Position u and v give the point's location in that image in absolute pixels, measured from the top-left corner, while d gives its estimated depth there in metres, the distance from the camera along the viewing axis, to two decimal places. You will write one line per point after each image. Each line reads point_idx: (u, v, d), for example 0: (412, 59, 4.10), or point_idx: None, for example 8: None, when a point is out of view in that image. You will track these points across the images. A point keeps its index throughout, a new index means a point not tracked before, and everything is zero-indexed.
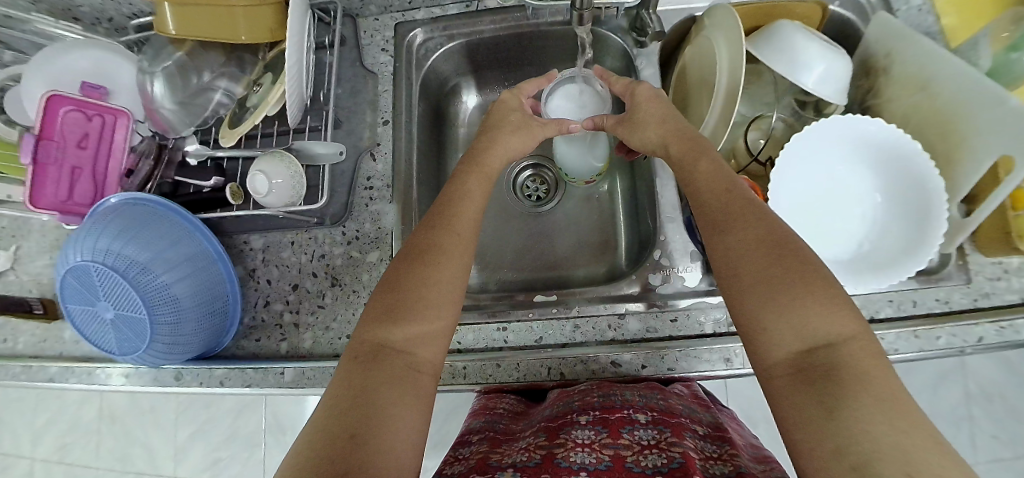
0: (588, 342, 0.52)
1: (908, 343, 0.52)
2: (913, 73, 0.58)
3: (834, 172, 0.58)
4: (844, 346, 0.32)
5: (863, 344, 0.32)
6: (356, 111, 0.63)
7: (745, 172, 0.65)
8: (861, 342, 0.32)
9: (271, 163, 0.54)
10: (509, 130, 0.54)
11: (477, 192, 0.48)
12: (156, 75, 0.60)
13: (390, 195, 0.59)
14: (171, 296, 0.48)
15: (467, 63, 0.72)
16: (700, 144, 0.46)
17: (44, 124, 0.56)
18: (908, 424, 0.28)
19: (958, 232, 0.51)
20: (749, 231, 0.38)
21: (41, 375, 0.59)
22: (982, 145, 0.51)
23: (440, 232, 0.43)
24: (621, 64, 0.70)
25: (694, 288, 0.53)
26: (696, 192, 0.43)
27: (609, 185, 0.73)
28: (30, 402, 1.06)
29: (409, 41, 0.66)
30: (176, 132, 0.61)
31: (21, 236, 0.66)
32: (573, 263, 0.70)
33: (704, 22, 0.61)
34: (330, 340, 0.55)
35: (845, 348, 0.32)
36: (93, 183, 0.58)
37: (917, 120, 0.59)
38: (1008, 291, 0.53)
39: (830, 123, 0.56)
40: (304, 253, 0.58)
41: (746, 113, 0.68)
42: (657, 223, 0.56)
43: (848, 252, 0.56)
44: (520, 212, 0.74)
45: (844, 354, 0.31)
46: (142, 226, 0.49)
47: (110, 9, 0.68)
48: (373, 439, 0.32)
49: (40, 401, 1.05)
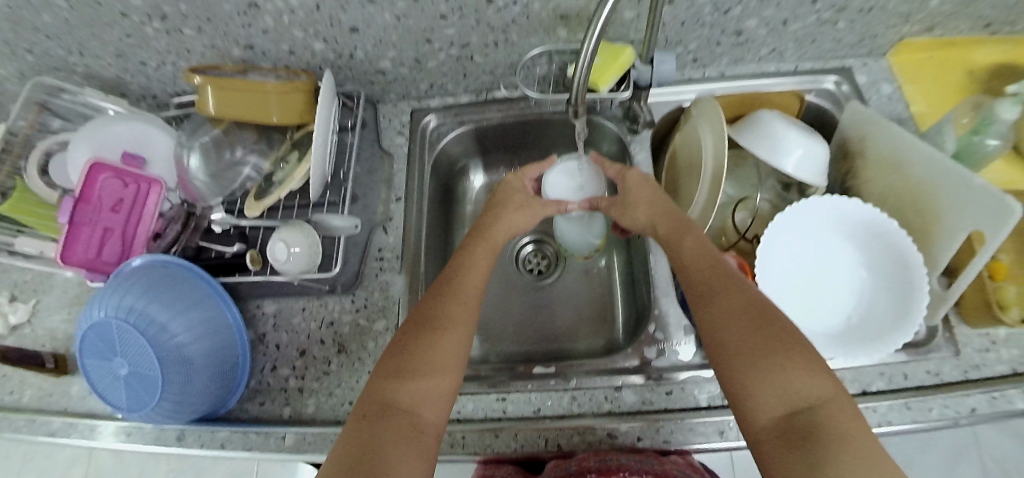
0: (585, 415, 0.52)
1: (901, 415, 0.52)
2: (888, 154, 0.62)
3: (820, 248, 0.61)
4: (824, 408, 0.33)
5: (842, 406, 0.33)
6: (372, 188, 0.69)
7: (735, 247, 0.68)
8: (839, 405, 0.34)
9: (291, 232, 0.58)
10: (512, 207, 0.58)
11: (483, 262, 0.51)
12: (193, 149, 0.67)
13: (399, 266, 0.63)
14: (185, 355, 0.50)
15: (475, 146, 0.79)
16: (684, 224, 0.50)
17: (83, 188, 0.60)
18: None
19: (941, 303, 0.53)
20: (730, 302, 0.41)
21: (43, 429, 0.59)
22: (954, 221, 0.53)
23: (446, 299, 0.46)
24: (616, 148, 0.77)
25: (689, 362, 0.54)
26: (683, 267, 0.46)
27: (606, 259, 0.77)
28: None
29: (423, 126, 0.74)
30: (204, 201, 0.66)
31: (43, 290, 0.69)
32: (574, 335, 0.71)
33: (690, 112, 0.68)
34: (333, 406, 0.55)
35: (826, 410, 0.34)
36: (121, 243, 0.62)
37: (894, 198, 0.62)
38: (998, 362, 0.54)
39: (811, 203, 0.60)
40: (314, 319, 0.61)
41: (733, 194, 0.73)
42: (653, 297, 0.59)
43: (838, 326, 0.57)
44: (522, 285, 0.77)
45: (824, 416, 0.33)
46: (166, 287, 0.52)
47: (156, 87, 0.77)
48: None
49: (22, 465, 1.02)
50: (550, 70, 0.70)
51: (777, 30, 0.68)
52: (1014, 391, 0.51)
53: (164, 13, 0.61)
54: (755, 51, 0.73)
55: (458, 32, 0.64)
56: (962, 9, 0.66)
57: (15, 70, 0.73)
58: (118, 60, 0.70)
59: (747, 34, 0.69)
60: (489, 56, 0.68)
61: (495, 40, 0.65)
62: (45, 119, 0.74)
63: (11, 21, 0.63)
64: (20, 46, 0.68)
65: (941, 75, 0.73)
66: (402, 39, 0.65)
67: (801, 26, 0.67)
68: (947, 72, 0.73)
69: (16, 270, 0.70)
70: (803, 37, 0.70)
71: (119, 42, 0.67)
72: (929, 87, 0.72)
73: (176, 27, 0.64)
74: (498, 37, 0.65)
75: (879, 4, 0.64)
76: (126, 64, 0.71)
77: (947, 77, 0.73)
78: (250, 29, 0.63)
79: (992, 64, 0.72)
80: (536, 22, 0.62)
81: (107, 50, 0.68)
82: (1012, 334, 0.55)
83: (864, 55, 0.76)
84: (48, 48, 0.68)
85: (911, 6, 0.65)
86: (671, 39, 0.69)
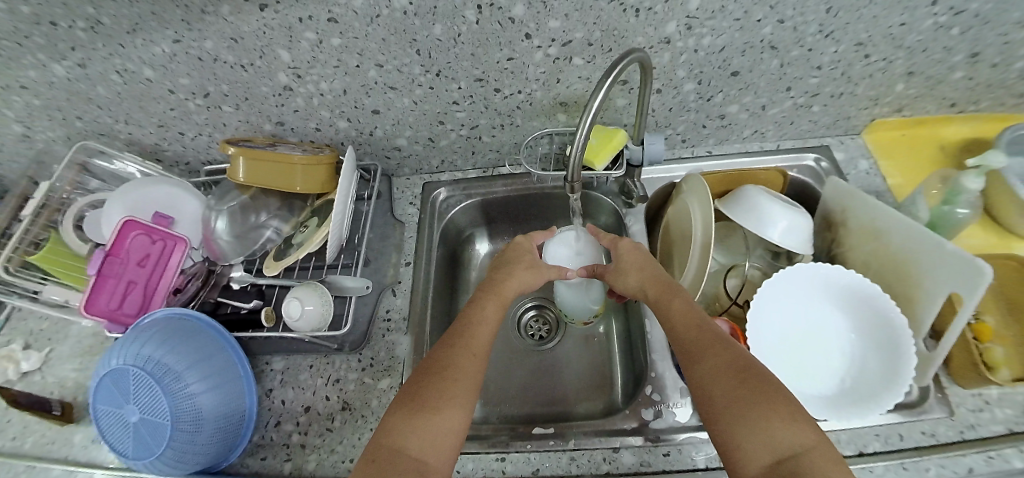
0: (583, 475, 0.52)
1: (898, 475, 0.52)
2: (867, 225, 0.67)
3: (809, 311, 0.64)
4: (808, 457, 0.36)
5: (824, 455, 0.36)
6: (383, 252, 0.74)
7: (728, 313, 0.72)
8: (822, 455, 0.36)
9: (306, 291, 0.62)
10: (521, 267, 0.62)
11: (493, 316, 0.55)
12: (221, 213, 0.72)
13: (405, 327, 0.66)
14: (196, 404, 0.52)
15: (480, 217, 0.85)
16: (672, 287, 0.54)
17: (114, 243, 0.64)
18: None
19: (929, 364, 0.55)
20: (718, 358, 0.44)
21: (41, 477, 0.59)
22: (933, 284, 0.57)
23: (454, 350, 0.48)
24: (612, 220, 0.82)
25: (686, 424, 0.55)
26: (673, 326, 0.49)
27: (606, 326, 0.79)
28: None
29: (433, 199, 0.80)
30: (225, 260, 0.71)
31: (57, 339, 0.71)
32: (577, 398, 0.72)
33: (681, 187, 0.75)
34: (334, 463, 0.55)
35: (810, 459, 0.36)
36: (142, 296, 0.65)
37: (876, 264, 0.66)
38: (994, 421, 0.55)
39: (798, 269, 0.63)
40: (321, 376, 0.62)
41: (723, 261, 0.77)
42: (648, 360, 0.61)
43: (831, 389, 0.59)
44: (524, 350, 0.78)
45: (808, 464, 0.35)
46: (184, 337, 0.55)
47: (190, 156, 0.84)
48: None
49: None
50: (552, 149, 0.78)
51: (757, 113, 0.77)
52: (1009, 449, 0.52)
53: (207, 92, 0.70)
54: (739, 132, 0.81)
55: (468, 116, 0.72)
56: (928, 91, 0.74)
57: (63, 134, 0.80)
58: (159, 129, 0.78)
59: (729, 117, 0.77)
60: (496, 136, 0.76)
61: (502, 124, 0.73)
62: (82, 179, 0.81)
63: (68, 92, 0.71)
64: (72, 113, 0.76)
65: (914, 148, 0.80)
66: (418, 120, 0.73)
67: (778, 111, 0.76)
68: (920, 145, 0.80)
69: (34, 319, 0.74)
70: (781, 120, 0.78)
71: (162, 114, 0.75)
72: (903, 162, 0.79)
73: (217, 103, 0.72)
74: (505, 121, 0.73)
75: (848, 91, 0.74)
76: (166, 132, 0.79)
77: (920, 149, 0.80)
78: (282, 108, 0.72)
79: (960, 139, 0.80)
80: (539, 108, 0.71)
81: (152, 120, 0.76)
82: (1005, 394, 0.57)
83: (841, 134, 0.84)
84: (97, 116, 0.76)
85: (879, 90, 0.74)
86: (661, 123, 0.77)
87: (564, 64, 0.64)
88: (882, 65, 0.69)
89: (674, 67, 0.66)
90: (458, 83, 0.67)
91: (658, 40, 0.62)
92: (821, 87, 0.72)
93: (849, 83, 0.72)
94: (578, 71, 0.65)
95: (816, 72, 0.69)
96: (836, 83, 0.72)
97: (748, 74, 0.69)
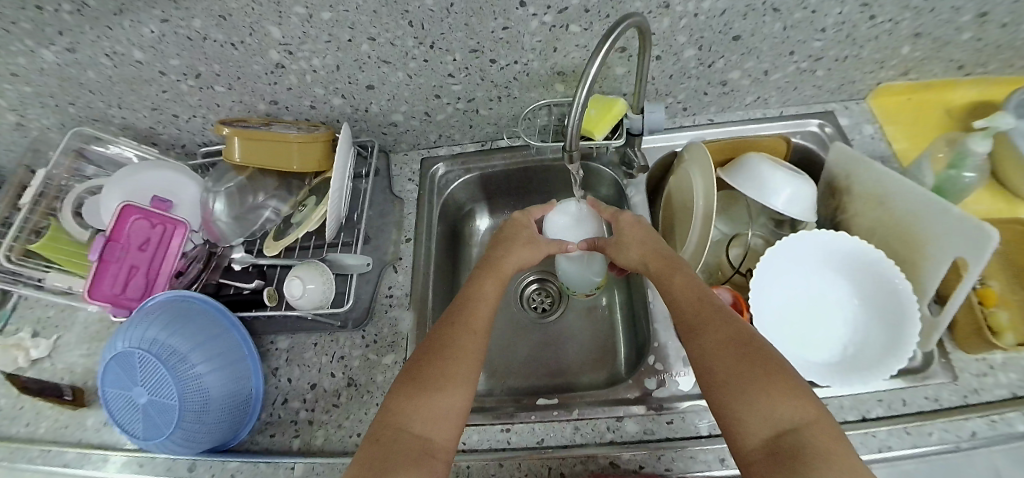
0: (588, 444, 0.53)
1: (901, 440, 0.52)
2: (872, 191, 0.66)
3: (812, 280, 0.64)
4: (807, 430, 0.36)
5: (823, 428, 0.36)
6: (383, 229, 0.74)
7: (731, 282, 0.71)
8: (822, 427, 0.37)
9: (307, 270, 0.62)
10: (519, 243, 0.62)
11: (491, 293, 0.54)
12: (218, 195, 0.71)
13: (408, 302, 0.66)
14: (204, 385, 0.52)
15: (480, 191, 0.84)
16: (674, 261, 0.54)
17: (114, 229, 0.64)
18: None
19: (932, 330, 0.55)
20: (720, 332, 0.44)
21: (57, 460, 0.60)
22: (939, 250, 0.56)
23: (455, 329, 0.48)
24: (613, 191, 0.82)
25: (688, 392, 0.56)
26: (674, 300, 0.49)
27: (608, 297, 0.79)
28: None
29: (432, 173, 0.80)
30: (226, 241, 0.71)
31: (64, 326, 0.72)
32: (581, 369, 0.72)
33: (682, 156, 0.73)
34: (342, 437, 0.56)
35: (809, 432, 0.36)
36: (145, 280, 0.65)
37: (881, 231, 0.66)
38: (997, 386, 0.55)
39: (802, 238, 0.63)
40: (325, 353, 0.63)
41: (726, 231, 0.77)
42: (651, 330, 0.61)
43: (834, 355, 0.59)
44: (527, 322, 0.79)
45: (807, 437, 0.36)
46: (187, 320, 0.55)
47: (186, 138, 0.83)
48: None
49: None
50: (550, 121, 0.77)
51: (759, 79, 0.75)
52: (1013, 413, 0.53)
53: (198, 72, 0.68)
54: (741, 99, 0.79)
55: (464, 89, 0.70)
56: (935, 54, 0.72)
57: (56, 121, 0.79)
58: (153, 112, 0.77)
59: (731, 84, 0.75)
60: (493, 109, 0.74)
61: (499, 96, 0.72)
62: (79, 165, 0.80)
63: (57, 78, 0.70)
64: (63, 99, 0.74)
65: (919, 113, 0.79)
66: (413, 95, 0.71)
67: (781, 76, 0.74)
68: (925, 110, 0.79)
69: (40, 307, 0.74)
70: (784, 85, 0.76)
71: (155, 97, 0.73)
72: (908, 127, 0.78)
73: (209, 84, 0.70)
74: (502, 93, 0.71)
75: (853, 54, 0.71)
76: (160, 116, 0.77)
77: (925, 114, 0.79)
78: (275, 86, 0.70)
79: (967, 103, 0.78)
80: (536, 79, 0.69)
81: (145, 103, 0.75)
82: (1009, 358, 0.57)
83: (845, 100, 0.81)
84: (89, 102, 0.75)
85: (884, 54, 0.72)
86: (660, 91, 0.75)
87: (561, 32, 0.62)
88: (888, 26, 0.67)
89: (674, 33, 0.64)
90: (453, 55, 0.65)
91: (657, 5, 0.60)
92: (826, 51, 0.70)
93: (854, 46, 0.70)
94: (576, 39, 0.63)
95: (821, 35, 0.67)
96: (841, 46, 0.69)
97: (750, 38, 0.66)
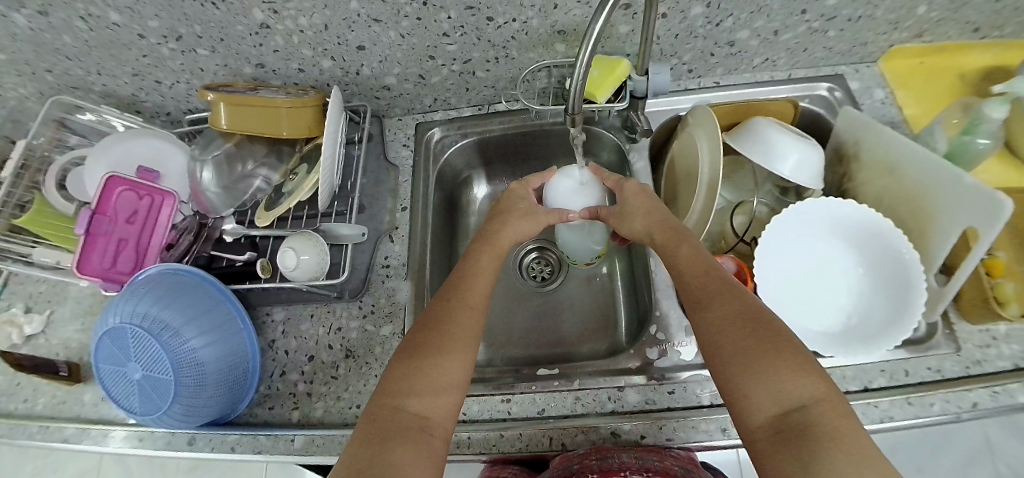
0: (588, 414, 0.53)
1: (902, 410, 0.52)
2: (881, 157, 0.63)
3: (817, 250, 0.62)
4: (816, 407, 0.35)
5: (833, 405, 0.36)
6: (377, 198, 0.72)
7: (734, 251, 0.70)
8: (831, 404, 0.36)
9: (301, 241, 0.60)
10: (517, 214, 0.60)
11: (489, 267, 0.53)
12: (206, 164, 0.69)
13: (405, 272, 0.65)
14: (198, 360, 0.52)
15: (478, 157, 0.81)
16: (680, 233, 0.52)
17: (100, 201, 0.62)
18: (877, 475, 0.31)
19: (939, 300, 0.54)
20: (726, 307, 0.42)
21: (56, 435, 0.61)
22: (949, 219, 0.54)
23: (454, 304, 0.47)
24: (615, 156, 0.79)
25: (690, 361, 0.55)
26: (679, 273, 0.48)
27: (609, 267, 0.78)
28: None
29: (428, 138, 0.77)
30: (216, 212, 0.69)
31: (57, 301, 0.71)
32: (580, 339, 0.72)
33: (687, 120, 0.70)
34: (341, 409, 0.56)
35: (819, 408, 0.35)
36: (135, 254, 0.63)
37: (889, 199, 0.63)
38: (1000, 357, 0.55)
39: (808, 206, 0.61)
40: (323, 325, 0.62)
41: (731, 198, 0.75)
42: (654, 299, 0.60)
43: (838, 325, 0.58)
44: (527, 291, 0.78)
45: (815, 414, 0.35)
46: (179, 295, 0.54)
47: (170, 105, 0.79)
48: None
49: None
50: (550, 83, 0.73)
51: (769, 40, 0.71)
52: (1015, 385, 0.52)
53: (179, 35, 0.64)
54: (749, 61, 0.75)
55: (460, 49, 0.67)
56: (951, 15, 0.68)
57: (35, 89, 0.75)
58: (134, 79, 0.73)
59: (740, 45, 0.71)
60: (490, 71, 0.71)
61: (496, 56, 0.68)
62: (62, 136, 0.77)
63: (31, 43, 0.66)
64: (40, 66, 0.70)
65: (932, 78, 0.75)
66: (406, 56, 0.67)
67: (791, 36, 0.70)
68: (938, 75, 0.75)
69: (32, 283, 0.73)
70: (795, 46, 0.72)
71: (135, 62, 0.69)
72: (920, 91, 0.74)
73: (191, 47, 0.66)
74: (499, 53, 0.67)
75: (867, 14, 0.67)
76: (142, 82, 0.73)
77: (938, 79, 0.75)
78: (261, 48, 0.66)
79: (982, 67, 0.75)
80: (536, 38, 0.65)
81: (125, 69, 0.71)
82: (1013, 329, 0.56)
83: (856, 62, 0.78)
84: (67, 68, 0.71)
85: (900, 14, 0.68)
86: (665, 52, 0.72)
87: None
88: None
89: None
90: (447, 13, 0.60)
91: None
92: (840, 10, 0.66)
93: (869, 6, 0.65)
94: None
95: None
96: (855, 5, 0.65)
97: None
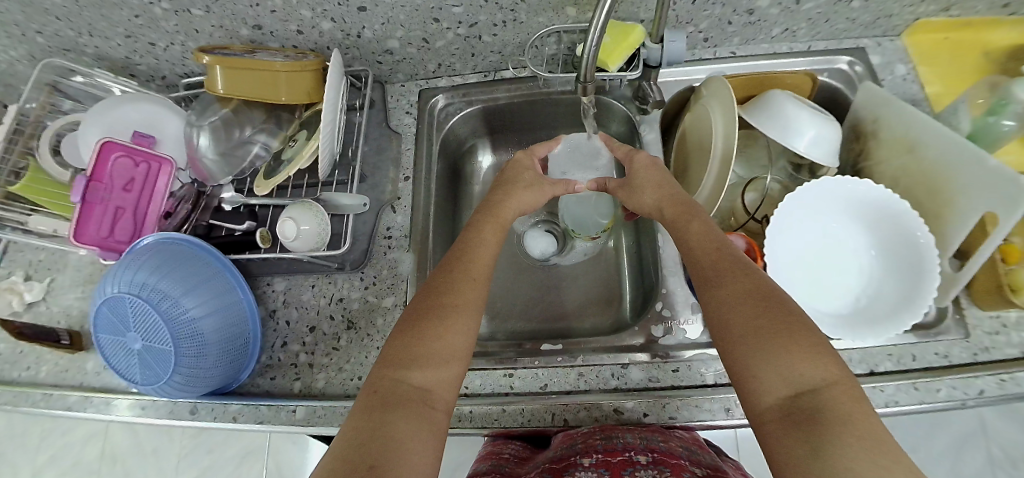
0: (592, 390, 0.53)
1: (908, 395, 0.52)
2: (901, 136, 0.60)
3: (829, 230, 0.61)
4: (828, 390, 0.35)
5: (847, 388, 0.35)
6: (380, 166, 0.70)
7: (744, 228, 0.69)
8: (843, 387, 0.35)
9: (300, 211, 0.60)
10: (522, 185, 0.58)
11: (491, 239, 0.51)
12: (202, 129, 0.67)
13: (407, 244, 0.64)
14: (198, 332, 0.52)
15: (482, 126, 0.79)
16: (692, 208, 0.50)
17: (95, 168, 0.60)
18: (890, 461, 0.30)
19: (952, 285, 0.53)
20: (737, 285, 0.41)
21: (60, 403, 0.61)
22: (968, 202, 0.52)
23: (456, 276, 0.46)
24: (625, 127, 0.77)
25: (695, 340, 0.55)
26: (689, 250, 0.47)
27: (615, 240, 0.76)
28: (15, 429, 1.03)
29: (432, 106, 0.74)
30: (214, 180, 0.67)
31: (57, 269, 0.70)
32: (582, 314, 0.72)
33: (702, 91, 0.67)
34: (343, 381, 0.57)
35: (829, 392, 0.35)
36: (133, 222, 0.62)
37: (904, 180, 0.61)
38: (1009, 345, 0.54)
39: (824, 184, 0.59)
40: (324, 295, 0.62)
41: (743, 174, 0.73)
42: (661, 277, 0.59)
43: (846, 307, 0.57)
44: (531, 264, 0.76)
45: (827, 397, 0.34)
46: (178, 266, 0.53)
47: (165, 68, 0.76)
48: (391, 466, 0.33)
49: (25, 431, 1.02)
50: (559, 50, 0.70)
51: (790, 9, 0.67)
52: None
53: None
54: (767, 30, 0.71)
55: (465, 12, 0.63)
56: None
57: (25, 52, 0.72)
58: (127, 40, 0.70)
59: (759, 13, 0.67)
60: (498, 35, 0.67)
61: (504, 20, 0.64)
62: (55, 101, 0.74)
63: (19, 2, 0.63)
64: (29, 27, 0.68)
65: (954, 62, 0.71)
66: (409, 19, 0.64)
67: (814, 5, 0.66)
68: (960, 57, 0.71)
69: (31, 250, 0.72)
70: (817, 16, 0.68)
71: (127, 22, 0.66)
72: (944, 69, 0.70)
73: (184, 7, 0.63)
74: (507, 17, 0.64)
75: None
76: (135, 44, 0.70)
77: (960, 63, 0.70)
78: (257, 9, 0.63)
79: (1009, 45, 0.69)
80: (545, 1, 0.61)
81: (117, 30, 0.68)
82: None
83: (879, 35, 0.74)
84: (58, 29, 0.68)
85: None
86: (682, 18, 0.68)
87: None
88: None
89: None
90: None
91: None
92: None
93: None
94: None
95: None
96: None
97: None
